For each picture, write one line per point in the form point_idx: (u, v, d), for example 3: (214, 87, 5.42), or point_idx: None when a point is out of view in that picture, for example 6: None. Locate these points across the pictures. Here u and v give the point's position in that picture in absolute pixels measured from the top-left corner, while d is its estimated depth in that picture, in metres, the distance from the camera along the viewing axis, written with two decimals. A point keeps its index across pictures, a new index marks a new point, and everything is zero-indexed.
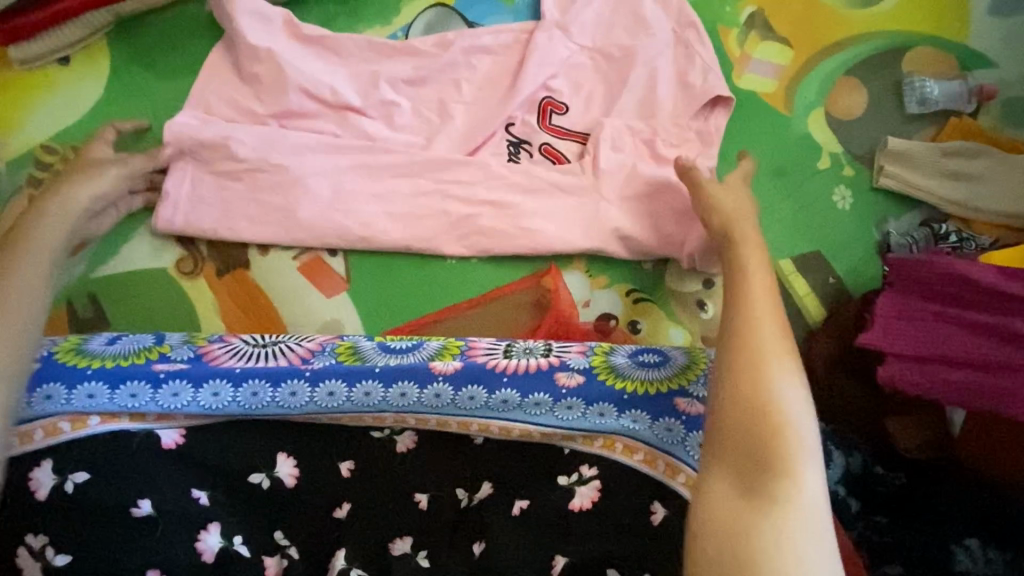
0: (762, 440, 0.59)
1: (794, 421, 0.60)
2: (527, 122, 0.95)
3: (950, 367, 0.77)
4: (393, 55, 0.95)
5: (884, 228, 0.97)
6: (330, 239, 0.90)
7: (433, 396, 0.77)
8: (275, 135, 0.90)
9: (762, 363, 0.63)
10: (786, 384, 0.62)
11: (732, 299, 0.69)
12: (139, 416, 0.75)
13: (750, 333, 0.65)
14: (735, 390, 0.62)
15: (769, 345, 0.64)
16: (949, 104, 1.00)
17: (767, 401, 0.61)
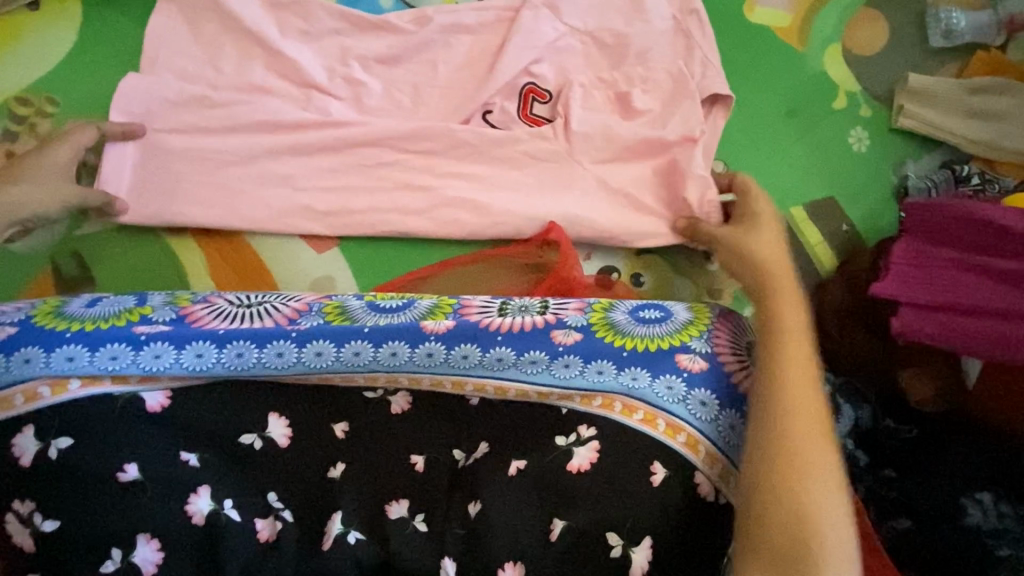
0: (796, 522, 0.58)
1: (827, 500, 0.59)
2: (506, 110, 0.89)
3: (958, 312, 0.74)
4: (367, 29, 0.89)
5: (902, 171, 0.92)
6: (316, 199, 0.86)
7: (425, 355, 0.74)
8: (257, 91, 0.87)
9: (803, 474, 0.59)
10: (821, 461, 0.60)
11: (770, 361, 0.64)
12: (122, 378, 0.73)
13: (788, 429, 0.61)
14: (775, 489, 0.59)
15: (805, 422, 0.62)
16: (975, 35, 0.93)
17: (808, 513, 0.58)
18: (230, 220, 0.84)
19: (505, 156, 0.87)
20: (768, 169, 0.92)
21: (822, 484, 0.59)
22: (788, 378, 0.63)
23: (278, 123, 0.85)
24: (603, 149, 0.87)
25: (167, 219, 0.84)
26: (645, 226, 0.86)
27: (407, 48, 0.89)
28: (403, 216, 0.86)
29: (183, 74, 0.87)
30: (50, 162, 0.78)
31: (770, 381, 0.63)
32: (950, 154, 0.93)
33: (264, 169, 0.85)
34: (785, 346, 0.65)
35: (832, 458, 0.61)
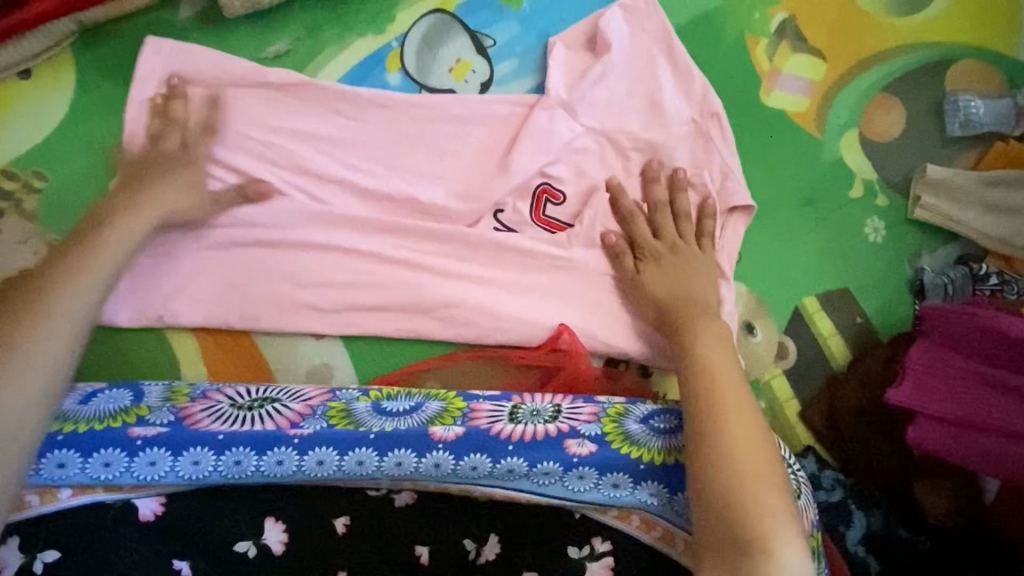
0: (744, 525, 0.61)
1: (780, 527, 0.61)
2: (518, 210, 0.87)
3: (975, 429, 0.73)
4: (377, 120, 0.87)
5: (917, 264, 0.90)
6: (318, 296, 0.84)
7: (432, 466, 0.72)
8: (261, 188, 0.84)
9: (744, 491, 0.62)
10: (767, 477, 0.64)
11: (701, 390, 0.69)
12: (114, 487, 0.70)
13: (727, 456, 0.64)
14: (721, 509, 0.62)
15: (744, 441, 0.65)
16: (993, 126, 0.92)
17: (760, 528, 0.61)
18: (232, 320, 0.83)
19: (514, 255, 0.86)
20: (781, 262, 0.90)
21: (769, 497, 0.62)
22: (719, 404, 0.67)
23: (286, 220, 0.83)
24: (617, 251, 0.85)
25: (167, 316, 0.82)
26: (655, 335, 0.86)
27: (417, 138, 0.87)
28: (410, 321, 0.85)
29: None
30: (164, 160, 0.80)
31: (704, 406, 0.67)
32: (964, 247, 0.91)
33: (267, 267, 0.83)
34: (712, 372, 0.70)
35: (773, 473, 0.64)
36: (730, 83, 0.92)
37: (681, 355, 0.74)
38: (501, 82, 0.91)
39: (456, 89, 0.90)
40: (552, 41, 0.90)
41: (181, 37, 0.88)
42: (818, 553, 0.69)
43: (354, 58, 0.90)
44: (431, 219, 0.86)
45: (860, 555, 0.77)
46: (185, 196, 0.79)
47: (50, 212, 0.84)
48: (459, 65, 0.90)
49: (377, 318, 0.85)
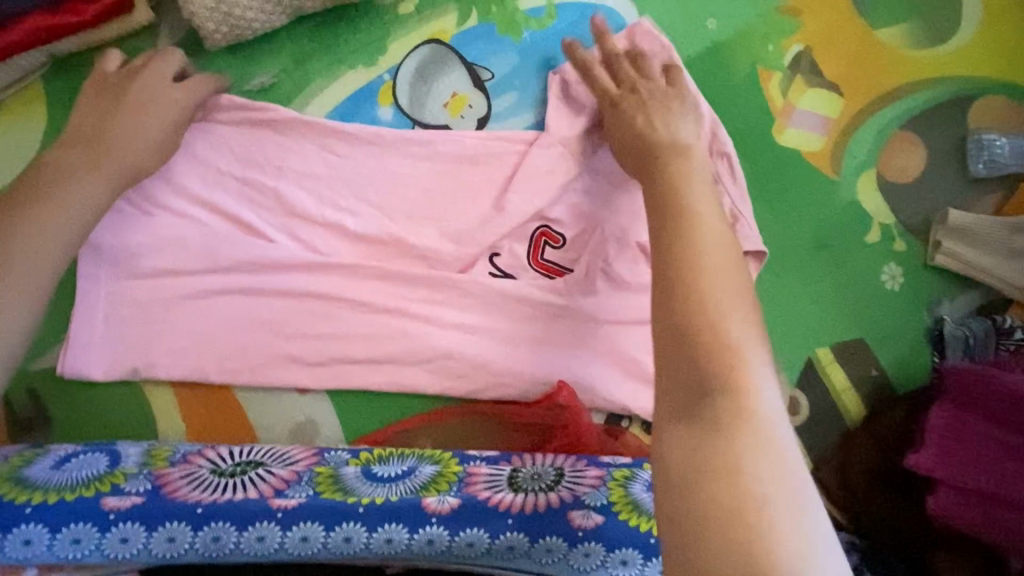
0: (702, 346, 0.49)
1: (747, 343, 0.50)
2: (515, 253, 0.82)
3: (1003, 505, 0.68)
4: (365, 158, 0.81)
5: (937, 312, 0.86)
6: (301, 347, 0.78)
7: (425, 542, 0.67)
8: (242, 231, 0.79)
9: (709, 302, 0.51)
10: (732, 289, 0.53)
11: (673, 227, 0.58)
12: (84, 566, 0.66)
13: (693, 262, 0.54)
14: (677, 320, 0.51)
15: (712, 252, 0.55)
16: (1017, 166, 0.87)
17: (725, 339, 0.49)
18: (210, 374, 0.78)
19: (510, 302, 0.81)
20: (792, 309, 0.85)
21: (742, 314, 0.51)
22: (683, 220, 0.58)
23: (265, 267, 0.78)
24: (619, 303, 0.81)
25: (139, 369, 0.77)
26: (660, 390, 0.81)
27: (408, 176, 0.81)
28: (399, 374, 0.80)
29: (145, 204, 0.78)
30: (118, 129, 0.72)
31: (673, 241, 0.57)
32: (987, 294, 0.86)
33: (248, 315, 0.78)
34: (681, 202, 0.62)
35: (745, 292, 0.53)
36: (741, 118, 0.87)
37: (655, 196, 0.65)
38: (499, 117, 0.85)
39: (451, 124, 0.85)
40: (553, 73, 0.84)
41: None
42: None
43: (343, 91, 0.84)
44: (420, 262, 0.81)
45: None
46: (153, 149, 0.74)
47: None
48: (456, 99, 0.85)
49: (363, 371, 0.79)
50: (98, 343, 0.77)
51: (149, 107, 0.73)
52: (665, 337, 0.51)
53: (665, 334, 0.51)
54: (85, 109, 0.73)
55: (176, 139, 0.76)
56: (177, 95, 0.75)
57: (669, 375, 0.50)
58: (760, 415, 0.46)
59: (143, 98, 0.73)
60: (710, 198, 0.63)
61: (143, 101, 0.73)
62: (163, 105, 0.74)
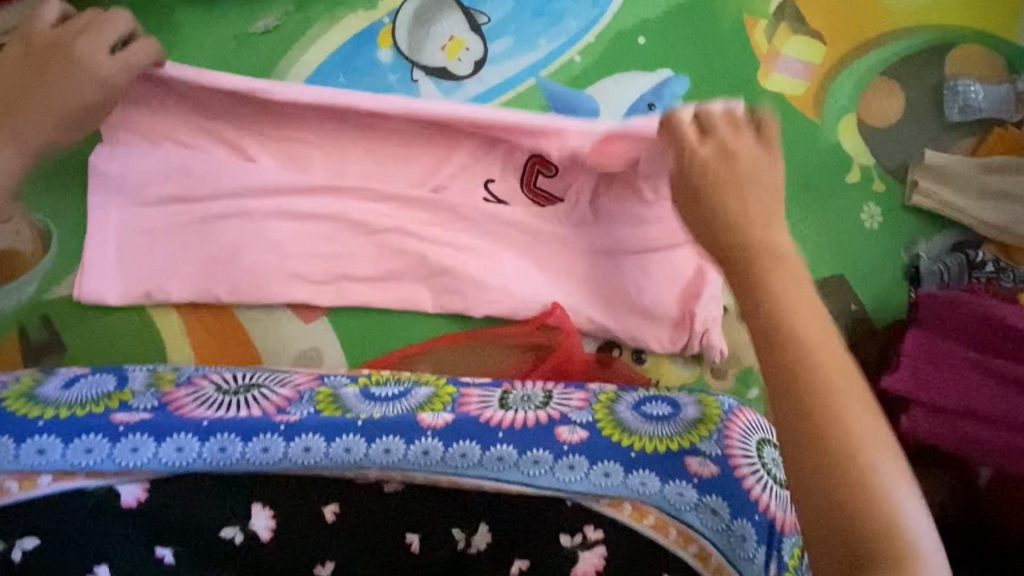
0: (848, 486, 0.48)
1: (891, 470, 0.49)
2: (508, 183, 0.85)
3: (970, 419, 0.72)
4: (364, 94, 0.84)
5: (913, 250, 0.89)
6: (306, 267, 0.82)
7: (420, 453, 0.70)
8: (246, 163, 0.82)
9: (848, 436, 0.50)
10: (859, 401, 0.51)
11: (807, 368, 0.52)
12: (96, 474, 0.68)
13: (817, 379, 0.51)
14: (820, 464, 0.49)
15: (835, 364, 0.52)
16: (992, 112, 0.91)
17: (870, 472, 0.49)
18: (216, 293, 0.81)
19: (506, 229, 0.84)
20: None
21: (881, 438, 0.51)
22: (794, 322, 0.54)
23: (272, 196, 0.82)
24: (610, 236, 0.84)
25: (150, 294, 0.80)
26: (647, 317, 0.84)
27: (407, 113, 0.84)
28: (399, 297, 0.84)
29: (151, 137, 0.81)
30: (37, 103, 0.69)
31: (794, 376, 0.52)
32: (961, 234, 0.90)
33: (256, 240, 0.82)
34: (779, 287, 0.56)
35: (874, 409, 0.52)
36: (726, 63, 0.90)
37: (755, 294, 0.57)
38: (495, 61, 0.88)
39: (449, 67, 0.88)
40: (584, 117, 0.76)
41: (164, 9, 0.85)
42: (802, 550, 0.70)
43: (344, 34, 0.87)
44: (417, 193, 0.83)
45: None
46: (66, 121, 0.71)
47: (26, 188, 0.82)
48: (453, 42, 0.88)
49: (365, 293, 0.83)
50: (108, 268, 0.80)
51: (71, 84, 0.70)
52: (809, 482, 0.49)
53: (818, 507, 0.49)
54: (8, 71, 0.70)
55: (99, 110, 0.73)
56: (106, 70, 0.71)
57: (811, 500, 0.49)
58: (912, 542, 0.47)
59: (67, 73, 0.70)
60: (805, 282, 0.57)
61: (66, 74, 0.70)
62: (85, 81, 0.70)
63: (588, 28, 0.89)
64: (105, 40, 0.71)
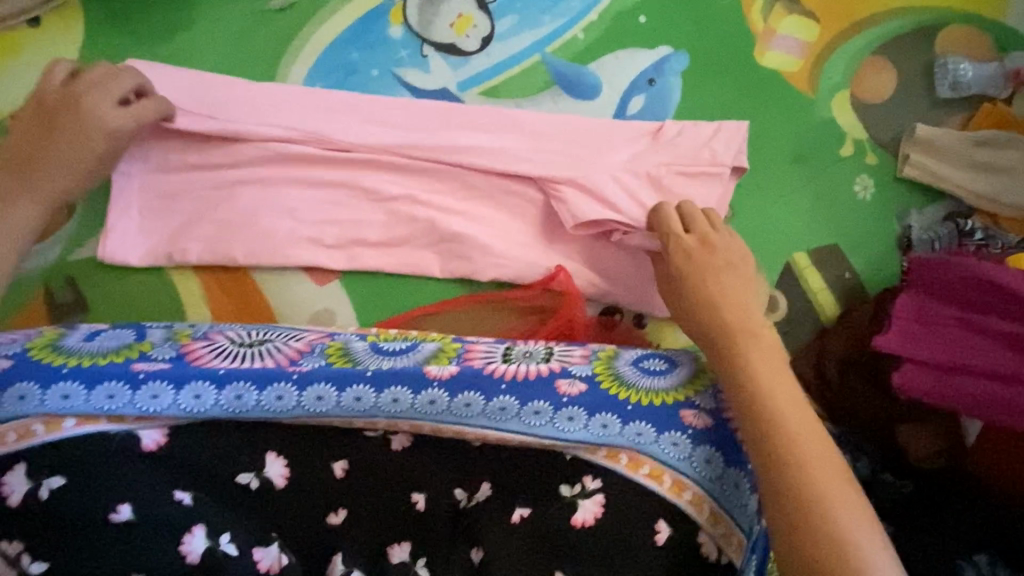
0: (831, 550, 0.53)
1: (871, 539, 0.53)
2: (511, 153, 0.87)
3: (958, 373, 0.74)
4: None
5: (906, 221, 0.92)
6: (321, 232, 0.86)
7: (427, 402, 0.73)
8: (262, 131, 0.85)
9: (824, 503, 0.55)
10: (834, 473, 0.57)
11: (776, 451, 0.58)
12: (118, 418, 0.72)
13: (793, 446, 0.58)
14: (803, 531, 0.54)
15: (811, 438, 0.59)
16: (982, 89, 0.93)
17: (855, 534, 0.54)
18: (234, 256, 0.85)
19: (511, 197, 0.88)
20: (769, 217, 0.92)
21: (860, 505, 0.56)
22: (771, 395, 0.61)
23: (286, 165, 0.86)
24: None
25: (172, 256, 0.85)
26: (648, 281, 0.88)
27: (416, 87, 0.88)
28: (409, 262, 0.88)
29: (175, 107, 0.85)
30: (46, 158, 0.75)
31: (775, 451, 0.58)
32: (952, 206, 0.93)
33: (272, 207, 0.86)
34: (755, 361, 0.64)
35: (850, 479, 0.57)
36: (723, 40, 0.94)
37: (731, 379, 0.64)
38: (500, 39, 0.92)
39: (457, 43, 0.92)
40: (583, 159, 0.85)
41: None
42: None
43: (356, 12, 0.91)
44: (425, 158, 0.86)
45: None
46: (73, 176, 0.77)
47: None
48: (461, 20, 0.92)
49: (378, 257, 0.87)
50: (132, 232, 0.85)
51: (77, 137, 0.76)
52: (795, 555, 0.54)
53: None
54: (23, 130, 0.77)
55: (103, 165, 0.79)
56: (107, 124, 0.77)
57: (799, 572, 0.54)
58: None
59: (76, 127, 0.76)
60: (781, 362, 0.65)
61: (75, 128, 0.76)
62: (90, 131, 0.76)
63: (591, 6, 0.93)
64: (115, 93, 0.78)
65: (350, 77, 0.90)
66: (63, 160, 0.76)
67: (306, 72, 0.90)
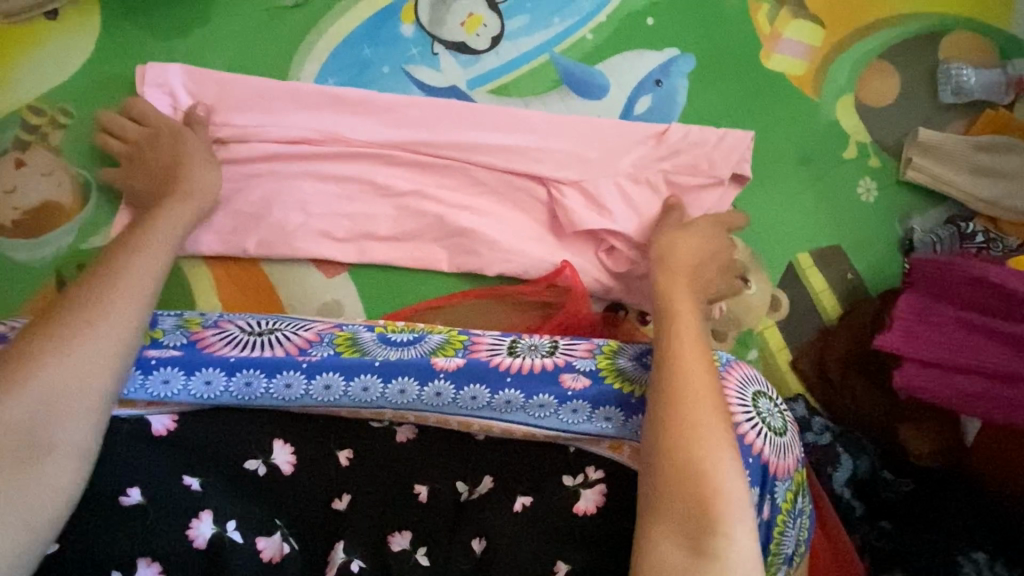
0: (684, 450, 0.59)
1: (721, 449, 0.60)
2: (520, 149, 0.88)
3: (958, 372, 0.75)
4: None
5: (908, 224, 0.93)
6: (331, 225, 0.88)
7: (432, 393, 0.74)
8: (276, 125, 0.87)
9: (691, 411, 0.61)
10: (708, 392, 0.63)
11: (663, 364, 0.65)
12: (129, 403, 0.73)
13: (681, 364, 0.64)
14: (669, 429, 0.61)
15: (698, 361, 0.65)
16: (983, 95, 0.95)
17: (709, 441, 0.60)
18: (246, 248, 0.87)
19: (518, 194, 0.89)
20: (773, 217, 0.93)
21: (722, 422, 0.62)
22: (676, 325, 0.68)
23: (298, 159, 0.87)
24: (618, 200, 0.87)
25: (183, 246, 0.86)
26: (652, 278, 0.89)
27: None
28: (417, 256, 0.89)
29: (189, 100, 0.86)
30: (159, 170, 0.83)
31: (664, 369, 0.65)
32: (953, 209, 0.94)
33: (284, 200, 0.87)
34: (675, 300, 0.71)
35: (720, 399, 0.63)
36: (729, 43, 0.95)
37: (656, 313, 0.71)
38: (511, 37, 0.94)
39: (468, 42, 0.93)
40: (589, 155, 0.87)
41: None
42: (802, 488, 0.71)
43: (369, 9, 0.92)
44: (434, 157, 0.88)
45: (845, 494, 0.82)
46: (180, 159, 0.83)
47: (71, 147, 0.89)
48: (472, 19, 0.93)
49: (386, 251, 0.89)
50: None
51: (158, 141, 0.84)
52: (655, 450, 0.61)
53: (648, 472, 0.60)
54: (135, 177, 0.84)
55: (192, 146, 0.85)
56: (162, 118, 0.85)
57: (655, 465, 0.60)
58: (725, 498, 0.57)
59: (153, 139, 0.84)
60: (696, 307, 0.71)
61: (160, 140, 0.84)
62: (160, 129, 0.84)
63: (600, 7, 0.94)
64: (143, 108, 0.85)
65: (362, 74, 0.92)
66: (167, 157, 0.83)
67: (319, 68, 0.91)
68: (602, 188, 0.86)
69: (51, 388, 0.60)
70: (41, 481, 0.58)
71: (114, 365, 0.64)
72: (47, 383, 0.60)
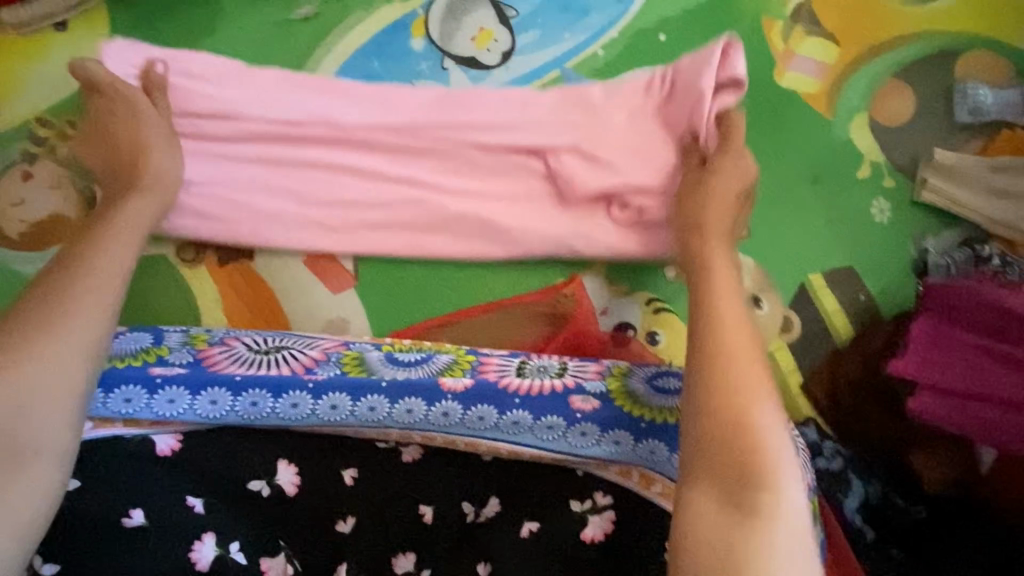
0: (725, 402, 0.58)
1: (763, 401, 0.59)
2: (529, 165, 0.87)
3: (975, 400, 0.74)
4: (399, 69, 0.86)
5: (923, 245, 0.92)
6: (338, 242, 0.87)
7: (440, 414, 0.73)
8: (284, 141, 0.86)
9: (732, 364, 0.60)
10: (747, 346, 0.62)
11: (700, 320, 0.64)
12: (133, 423, 0.72)
13: (719, 320, 0.63)
14: (710, 380, 0.60)
15: (736, 315, 0.64)
16: (1002, 114, 0.93)
17: (752, 392, 0.59)
18: None
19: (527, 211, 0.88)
20: (785, 236, 0.92)
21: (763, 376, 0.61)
22: (712, 282, 0.67)
23: (306, 175, 0.87)
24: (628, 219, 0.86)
25: None
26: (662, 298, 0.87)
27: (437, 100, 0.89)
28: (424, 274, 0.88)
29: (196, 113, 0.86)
30: (125, 150, 0.80)
31: (703, 324, 0.64)
32: (969, 230, 0.93)
33: (291, 215, 0.87)
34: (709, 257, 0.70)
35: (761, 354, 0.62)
36: (742, 60, 0.94)
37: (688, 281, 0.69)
38: (521, 53, 0.93)
39: (478, 57, 0.92)
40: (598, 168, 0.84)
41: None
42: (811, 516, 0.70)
43: (380, 23, 0.92)
44: (442, 173, 0.87)
45: (856, 523, 0.79)
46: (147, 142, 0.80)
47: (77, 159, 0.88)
48: (482, 34, 0.92)
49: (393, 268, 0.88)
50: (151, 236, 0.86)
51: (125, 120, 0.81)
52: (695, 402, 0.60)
53: (692, 425, 0.59)
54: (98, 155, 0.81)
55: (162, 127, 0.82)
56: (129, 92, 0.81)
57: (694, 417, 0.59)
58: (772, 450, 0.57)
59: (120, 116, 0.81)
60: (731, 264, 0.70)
61: (126, 118, 0.81)
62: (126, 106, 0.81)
63: (612, 23, 0.93)
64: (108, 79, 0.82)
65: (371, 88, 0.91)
66: (133, 140, 0.80)
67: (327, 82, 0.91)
68: (612, 207, 0.85)
69: (29, 388, 0.60)
70: (24, 484, 0.58)
71: (89, 361, 0.64)
72: (24, 382, 0.60)
